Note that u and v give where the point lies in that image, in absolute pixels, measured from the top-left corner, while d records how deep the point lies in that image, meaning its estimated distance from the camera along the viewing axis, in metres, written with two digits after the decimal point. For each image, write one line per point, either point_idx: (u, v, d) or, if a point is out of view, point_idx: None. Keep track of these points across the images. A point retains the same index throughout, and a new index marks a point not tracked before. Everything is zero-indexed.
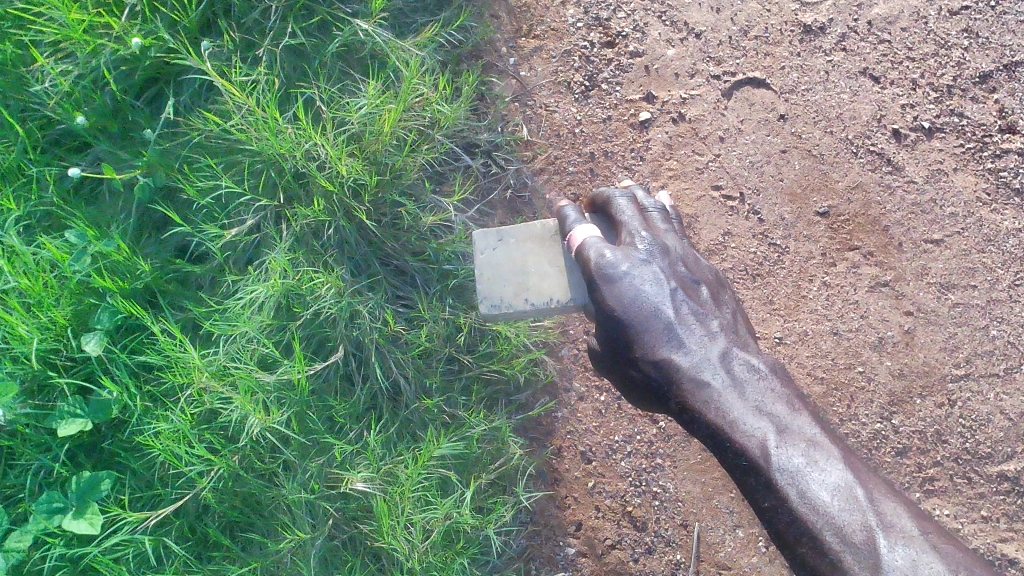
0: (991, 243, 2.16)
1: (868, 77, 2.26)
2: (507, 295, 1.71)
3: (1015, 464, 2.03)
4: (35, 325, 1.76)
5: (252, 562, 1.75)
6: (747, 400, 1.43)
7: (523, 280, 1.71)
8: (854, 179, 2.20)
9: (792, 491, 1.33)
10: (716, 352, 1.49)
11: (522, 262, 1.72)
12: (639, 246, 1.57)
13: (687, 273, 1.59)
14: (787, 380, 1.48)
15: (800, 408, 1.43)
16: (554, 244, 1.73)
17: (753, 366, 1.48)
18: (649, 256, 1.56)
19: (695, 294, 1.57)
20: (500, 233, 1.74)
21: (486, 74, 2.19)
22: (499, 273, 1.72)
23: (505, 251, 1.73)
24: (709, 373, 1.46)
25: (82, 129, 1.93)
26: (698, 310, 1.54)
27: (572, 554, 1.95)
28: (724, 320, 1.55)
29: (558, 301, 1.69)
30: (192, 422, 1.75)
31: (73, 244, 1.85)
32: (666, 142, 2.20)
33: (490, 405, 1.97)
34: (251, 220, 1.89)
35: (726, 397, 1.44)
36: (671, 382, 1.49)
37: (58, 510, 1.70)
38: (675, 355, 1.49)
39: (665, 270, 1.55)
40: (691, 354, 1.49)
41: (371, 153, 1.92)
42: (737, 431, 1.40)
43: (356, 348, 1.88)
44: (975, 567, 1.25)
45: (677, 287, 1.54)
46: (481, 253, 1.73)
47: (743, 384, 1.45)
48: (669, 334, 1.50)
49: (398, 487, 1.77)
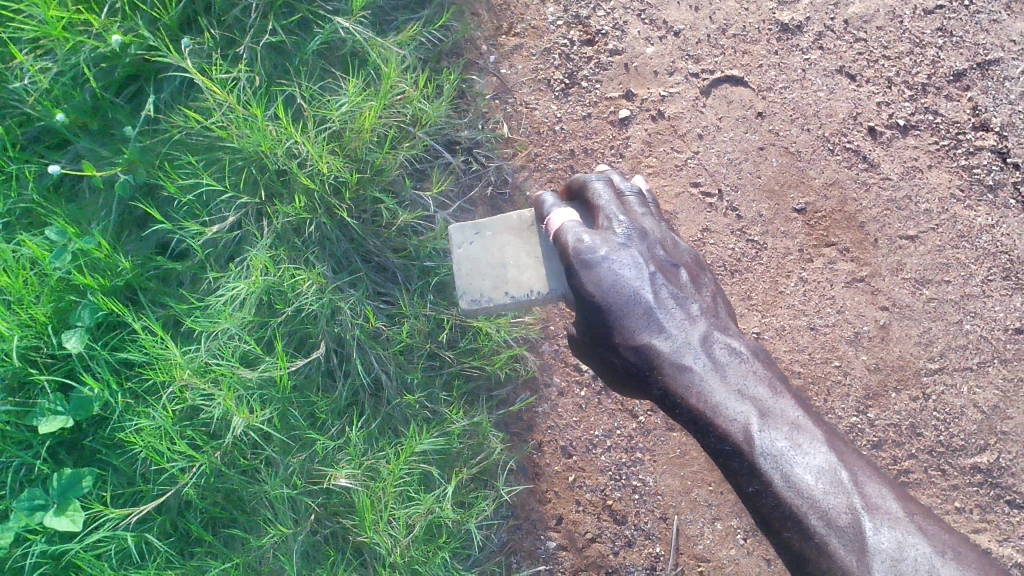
0: (964, 239, 2.19)
1: (844, 74, 2.29)
2: (486, 288, 1.74)
3: (988, 456, 2.06)
4: (15, 323, 1.77)
5: (235, 557, 1.75)
6: (729, 384, 1.45)
7: (502, 273, 1.74)
8: (831, 176, 2.22)
9: (776, 474, 1.36)
10: (697, 336, 1.51)
11: (499, 254, 1.75)
12: (617, 230, 1.59)
13: (665, 257, 1.60)
14: (768, 363, 1.51)
15: (781, 391, 1.45)
16: (531, 234, 1.75)
17: (734, 349, 1.50)
18: (627, 240, 1.58)
19: (674, 277, 1.59)
20: (476, 226, 1.77)
21: (467, 71, 2.20)
22: (477, 266, 1.75)
23: (482, 243, 1.76)
24: (690, 357, 1.49)
25: (61, 126, 1.93)
26: (677, 293, 1.56)
27: (552, 547, 1.95)
28: (704, 303, 1.57)
29: (537, 291, 1.72)
30: (173, 419, 1.75)
31: (54, 241, 1.85)
32: (645, 140, 2.22)
33: (471, 400, 1.98)
34: (232, 217, 1.90)
35: (708, 381, 1.46)
36: (653, 367, 1.51)
37: (39, 506, 1.70)
38: (656, 340, 1.51)
39: (644, 254, 1.57)
40: (672, 339, 1.51)
41: (352, 150, 1.93)
42: (719, 415, 1.42)
43: (338, 344, 1.89)
44: (960, 546, 1.28)
45: (655, 270, 1.56)
46: (458, 247, 1.77)
47: (724, 367, 1.47)
48: (650, 319, 1.52)
49: (380, 482, 1.79)
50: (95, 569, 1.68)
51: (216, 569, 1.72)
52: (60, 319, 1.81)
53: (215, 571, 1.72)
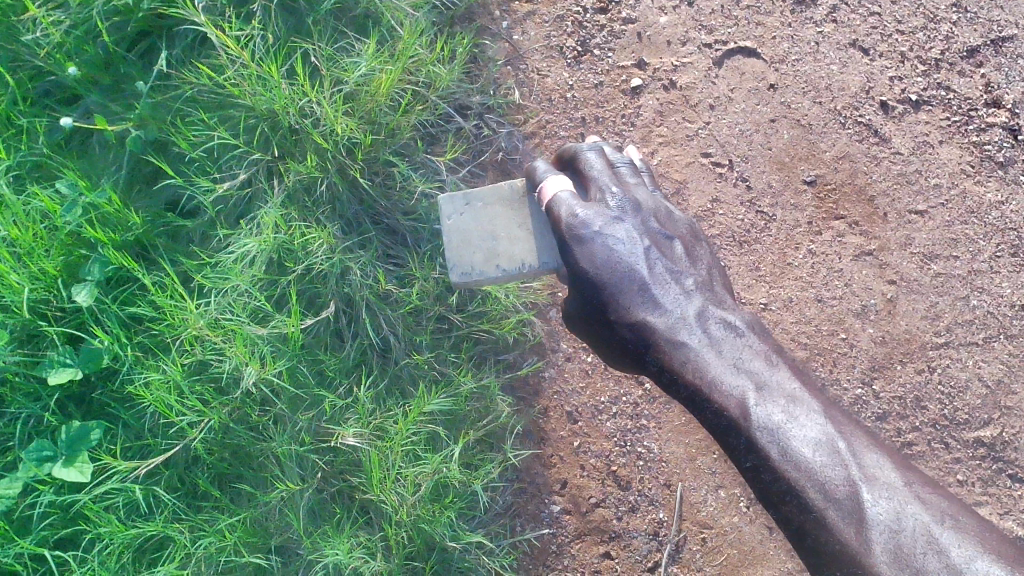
0: (974, 215, 2.19)
1: (857, 48, 2.28)
2: (477, 262, 1.74)
3: (991, 430, 2.07)
4: (26, 275, 1.76)
5: (241, 512, 1.75)
6: (724, 358, 1.45)
7: (493, 246, 1.74)
8: (841, 150, 2.22)
9: (773, 450, 1.35)
10: (693, 311, 1.51)
11: (490, 226, 1.75)
12: (610, 203, 1.58)
13: (660, 229, 1.60)
14: (765, 336, 1.50)
15: (777, 365, 1.45)
16: (523, 205, 1.75)
17: (730, 324, 1.50)
18: (621, 213, 1.57)
19: (669, 250, 1.58)
20: (467, 197, 1.77)
21: (479, 36, 2.19)
22: (467, 240, 1.75)
23: (473, 215, 1.76)
24: (686, 333, 1.48)
25: (73, 80, 1.92)
26: (673, 267, 1.55)
27: (556, 511, 1.95)
28: (699, 276, 1.57)
29: (528, 265, 1.73)
30: (183, 374, 1.75)
31: (65, 194, 1.84)
32: (657, 109, 2.21)
33: (478, 363, 1.98)
34: (243, 174, 1.90)
35: (703, 356, 1.46)
36: (650, 344, 1.51)
37: (48, 458, 1.70)
38: (652, 317, 1.51)
39: (638, 228, 1.56)
40: (668, 314, 1.50)
41: (365, 112, 1.93)
42: (716, 391, 1.42)
43: (346, 305, 1.90)
44: (960, 515, 1.27)
45: (650, 245, 1.56)
46: (448, 218, 1.77)
47: (720, 342, 1.47)
48: (644, 295, 1.52)
49: (387, 442, 1.80)
50: (102, 521, 1.69)
51: (223, 522, 1.72)
52: (71, 273, 1.81)
53: (223, 525, 1.72)
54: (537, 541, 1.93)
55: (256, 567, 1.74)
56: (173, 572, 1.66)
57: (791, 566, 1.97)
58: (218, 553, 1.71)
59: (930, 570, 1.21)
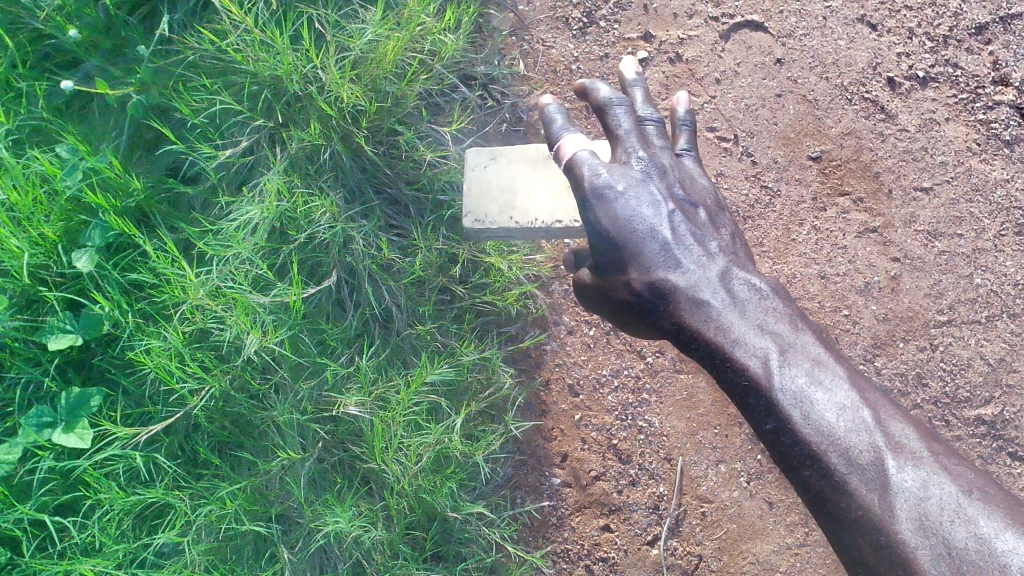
0: (979, 193, 2.18)
1: (865, 24, 2.27)
2: (492, 212, 1.73)
3: (992, 408, 2.07)
4: (25, 240, 1.74)
5: (242, 480, 1.73)
6: (748, 319, 1.35)
7: (510, 200, 1.74)
8: (847, 126, 2.21)
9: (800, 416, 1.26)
10: (715, 273, 1.40)
11: (511, 181, 1.75)
12: (634, 165, 1.46)
13: (686, 195, 1.48)
14: (790, 300, 1.40)
15: (803, 328, 1.35)
16: (546, 166, 1.76)
17: (755, 285, 1.39)
18: (645, 176, 1.46)
19: (694, 216, 1.46)
20: (493, 153, 1.78)
21: (485, 6, 2.16)
22: (486, 190, 1.75)
23: (495, 170, 1.77)
24: (708, 292, 1.38)
25: (73, 43, 1.89)
26: (697, 233, 1.44)
27: (557, 484, 1.95)
28: (724, 243, 1.46)
29: (542, 220, 1.70)
30: (184, 341, 1.74)
31: (65, 159, 1.82)
32: (663, 82, 2.20)
33: (481, 335, 1.98)
34: (245, 141, 1.88)
35: (724, 316, 1.36)
36: (665, 303, 1.40)
37: (47, 424, 1.68)
38: (669, 273, 1.40)
39: (664, 191, 1.44)
40: (688, 274, 1.40)
41: (370, 79, 1.90)
42: (738, 350, 1.32)
43: (349, 275, 1.88)
44: (988, 488, 1.20)
45: (674, 208, 1.44)
46: (471, 169, 1.78)
47: (744, 303, 1.37)
48: (664, 256, 1.40)
49: (389, 412, 1.78)
50: (102, 487, 1.68)
51: (223, 490, 1.71)
52: (71, 238, 1.79)
53: (224, 493, 1.70)
54: (537, 513, 1.93)
55: (256, 535, 1.74)
56: (174, 539, 1.65)
57: (790, 541, 1.96)
58: (219, 521, 1.70)
59: (959, 539, 1.14)
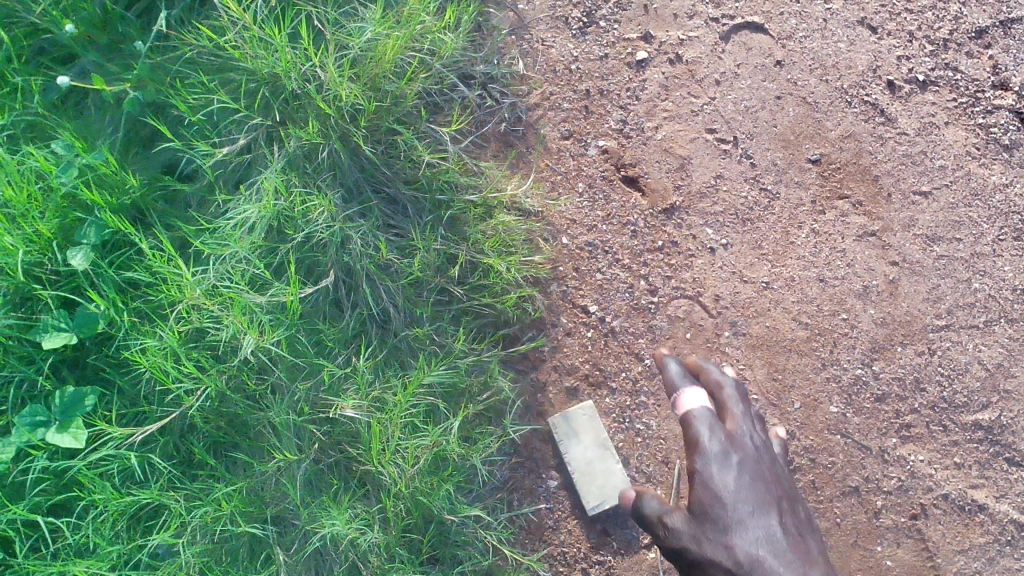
0: (978, 197, 2.18)
1: (865, 26, 2.26)
2: None
3: (989, 414, 2.07)
4: (20, 237, 1.71)
5: (237, 482, 1.72)
6: (782, 562, 1.66)
7: None
8: (846, 129, 2.20)
9: None
10: (764, 548, 1.69)
11: None
12: (713, 444, 1.85)
13: (752, 482, 1.81)
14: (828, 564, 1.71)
15: (788, 509, 1.82)
16: None
17: (787, 540, 1.71)
18: (716, 447, 1.85)
19: (755, 503, 1.78)
20: None
21: (484, 4, 2.14)
22: None
23: None
24: (739, 532, 1.73)
25: (68, 38, 1.87)
26: (738, 476, 1.83)
27: (553, 486, 1.94)
28: (781, 531, 1.75)
29: None
30: (180, 340, 1.72)
31: (60, 156, 1.80)
32: (662, 83, 2.18)
33: (478, 336, 1.98)
34: (242, 138, 1.87)
35: (757, 520, 1.74)
36: (692, 464, 1.85)
37: (41, 423, 1.65)
38: (714, 509, 1.77)
39: (723, 443, 1.86)
40: (742, 539, 1.72)
41: (370, 78, 1.89)
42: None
43: (346, 275, 1.87)
44: None
45: (734, 459, 1.84)
46: None
47: (773, 541, 1.72)
48: (719, 505, 1.77)
49: (387, 412, 1.79)
50: (97, 488, 1.66)
51: (219, 491, 1.69)
52: (66, 235, 1.77)
53: (220, 494, 1.69)
54: (534, 516, 1.93)
55: (252, 536, 1.73)
56: (169, 539, 1.64)
57: None
58: (214, 522, 1.68)
59: None
